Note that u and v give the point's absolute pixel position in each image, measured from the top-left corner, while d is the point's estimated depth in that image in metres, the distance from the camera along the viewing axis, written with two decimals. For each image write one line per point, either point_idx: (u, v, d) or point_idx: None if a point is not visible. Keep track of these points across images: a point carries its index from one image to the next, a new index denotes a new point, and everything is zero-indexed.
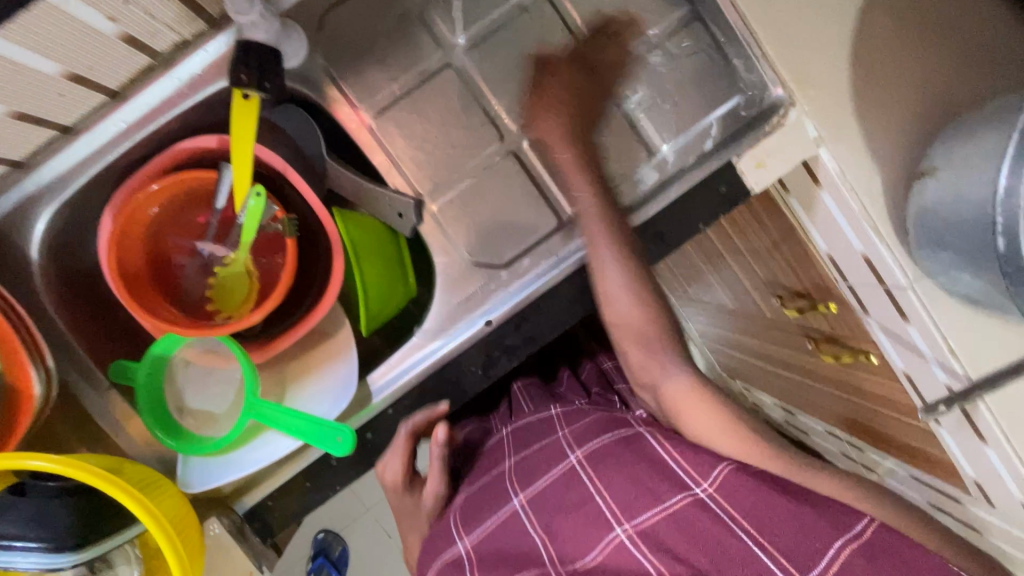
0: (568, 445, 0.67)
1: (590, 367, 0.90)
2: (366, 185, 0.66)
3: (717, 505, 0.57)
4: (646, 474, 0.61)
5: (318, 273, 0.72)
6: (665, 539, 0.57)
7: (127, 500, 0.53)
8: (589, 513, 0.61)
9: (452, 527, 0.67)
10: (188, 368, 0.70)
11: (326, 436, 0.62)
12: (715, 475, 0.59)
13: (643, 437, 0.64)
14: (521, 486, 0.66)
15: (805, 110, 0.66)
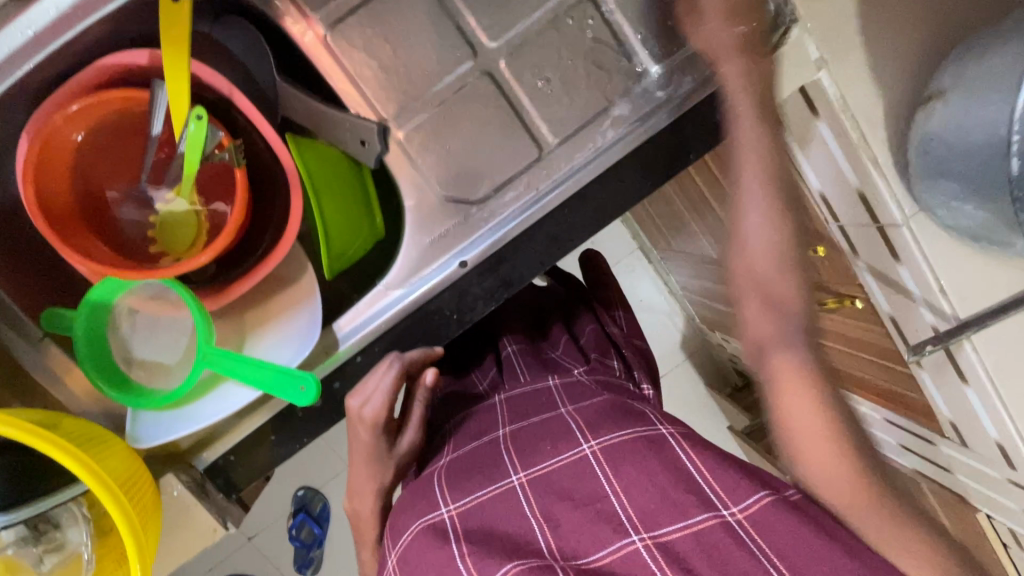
0: (580, 430, 0.50)
1: (592, 331, 0.73)
2: (321, 108, 0.58)
3: (749, 536, 0.43)
4: (674, 481, 0.46)
5: (274, 210, 0.65)
6: (690, 559, 0.43)
7: (64, 456, 0.48)
8: (598, 514, 0.46)
9: (437, 486, 0.52)
10: (135, 316, 0.64)
11: (288, 385, 0.57)
12: (753, 500, 0.45)
13: (670, 438, 0.49)
14: (521, 462, 0.50)
15: (806, 27, 0.60)
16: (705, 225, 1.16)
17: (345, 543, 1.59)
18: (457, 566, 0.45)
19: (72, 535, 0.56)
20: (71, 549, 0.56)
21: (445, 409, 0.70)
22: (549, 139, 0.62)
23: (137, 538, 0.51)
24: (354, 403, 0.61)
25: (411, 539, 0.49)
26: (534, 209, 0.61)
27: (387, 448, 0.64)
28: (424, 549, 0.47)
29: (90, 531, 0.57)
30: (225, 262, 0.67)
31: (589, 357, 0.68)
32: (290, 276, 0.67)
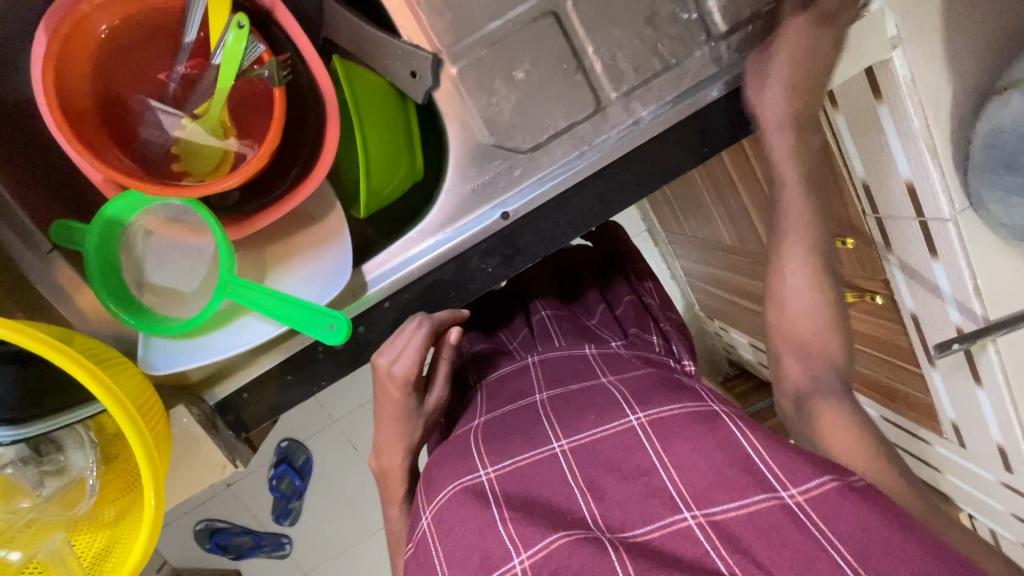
0: (626, 402, 0.52)
1: (629, 303, 0.77)
2: (372, 33, 0.56)
3: (807, 516, 0.42)
4: (725, 458, 0.46)
5: (307, 141, 0.62)
6: (746, 539, 0.42)
7: (80, 373, 0.45)
8: (646, 487, 0.46)
9: (473, 450, 0.53)
10: (150, 238, 0.60)
11: (317, 322, 0.55)
12: (810, 483, 0.44)
13: (722, 415, 0.49)
14: (562, 430, 0.51)
15: (889, 1, 0.58)
16: (724, 210, 1.15)
17: (326, 497, 1.59)
18: (496, 529, 0.45)
19: (77, 459, 0.54)
20: (76, 474, 0.54)
21: (477, 368, 0.72)
22: (609, 93, 0.59)
23: (151, 466, 0.48)
24: (383, 360, 0.58)
25: (447, 499, 0.49)
26: (583, 167, 0.60)
27: (415, 408, 0.62)
28: (460, 510, 0.47)
29: (96, 457, 0.55)
30: (250, 191, 0.63)
31: (628, 330, 0.72)
32: (318, 212, 0.64)
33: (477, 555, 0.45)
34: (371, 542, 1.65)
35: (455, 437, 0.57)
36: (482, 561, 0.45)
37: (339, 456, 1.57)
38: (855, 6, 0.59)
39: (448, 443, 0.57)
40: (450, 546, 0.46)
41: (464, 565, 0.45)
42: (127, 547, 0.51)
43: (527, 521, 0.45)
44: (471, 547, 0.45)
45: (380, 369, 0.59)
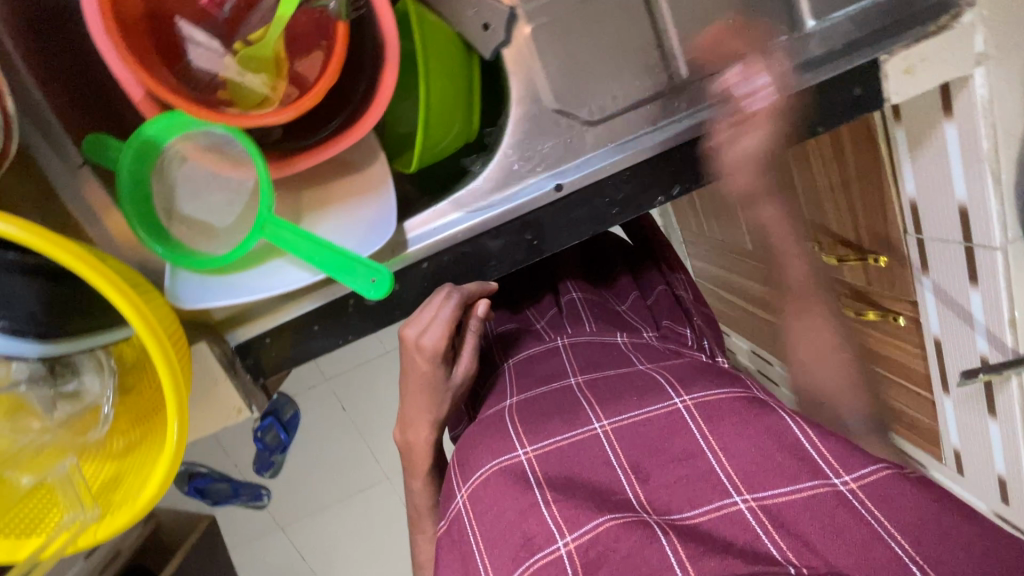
0: (671, 386, 0.58)
1: (662, 294, 0.81)
2: None
3: (857, 501, 0.47)
4: (771, 443, 0.51)
5: (361, 84, 0.59)
6: (792, 521, 0.48)
7: (114, 295, 0.43)
8: (694, 471, 0.51)
9: (513, 430, 0.58)
10: (186, 165, 0.58)
11: (358, 274, 0.53)
12: (862, 472, 0.49)
13: (773, 406, 0.54)
14: (603, 412, 0.57)
15: (983, 15, 0.56)
16: (751, 215, 1.13)
17: (309, 455, 1.58)
18: (542, 510, 0.51)
19: (93, 385, 0.52)
20: (91, 401, 0.52)
21: (502, 344, 0.76)
22: (683, 74, 0.56)
23: (177, 401, 0.46)
24: (412, 331, 0.59)
25: (485, 477, 0.55)
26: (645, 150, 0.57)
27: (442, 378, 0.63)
28: (505, 489, 0.54)
29: (113, 385, 0.52)
30: (294, 130, 0.61)
31: (661, 322, 0.77)
32: (362, 159, 0.61)
33: (520, 533, 0.51)
34: (350, 505, 1.66)
35: (487, 416, 0.63)
36: (525, 540, 0.51)
37: (328, 416, 1.56)
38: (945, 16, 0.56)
39: (480, 420, 0.62)
40: (494, 520, 0.53)
41: (505, 543, 0.51)
42: (142, 479, 0.49)
43: (573, 499, 0.52)
44: (511, 525, 0.52)
45: (410, 341, 0.60)
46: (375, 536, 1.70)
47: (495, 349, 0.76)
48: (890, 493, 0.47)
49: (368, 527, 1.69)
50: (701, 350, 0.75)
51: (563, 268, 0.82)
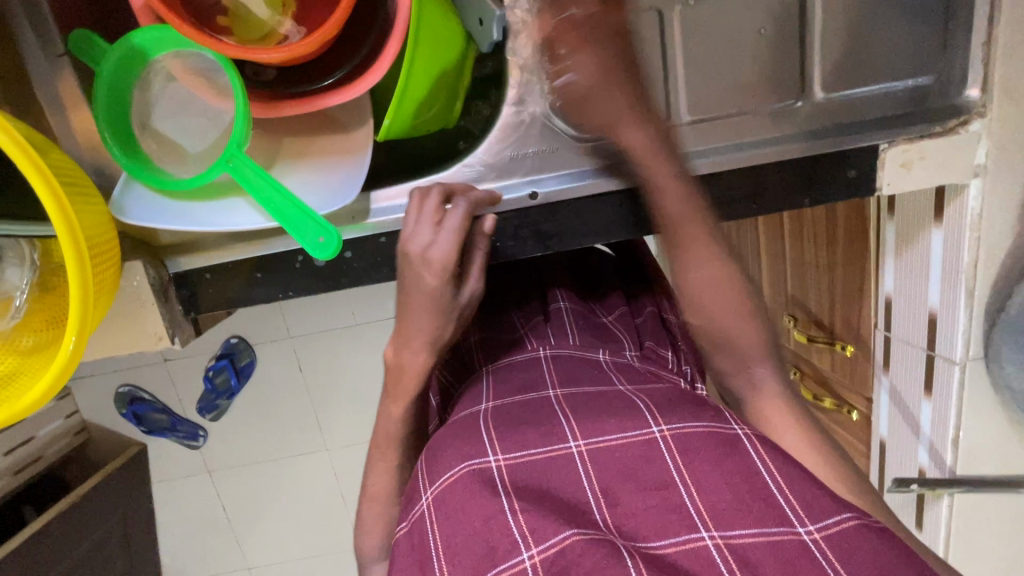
0: (650, 412, 0.54)
1: (649, 317, 0.78)
2: None
3: (824, 552, 0.44)
4: (741, 480, 0.48)
5: (365, 46, 0.58)
6: (758, 562, 0.44)
7: (40, 188, 0.41)
8: (666, 501, 0.48)
9: (484, 433, 0.54)
10: (171, 82, 0.57)
11: (307, 230, 0.52)
12: (828, 517, 0.46)
13: (745, 438, 0.51)
14: (580, 431, 0.53)
15: (989, 128, 0.56)
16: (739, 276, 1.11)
17: (252, 406, 1.56)
18: (505, 519, 0.48)
19: (11, 275, 0.51)
20: (5, 290, 0.51)
21: (481, 346, 0.72)
22: (683, 114, 0.56)
23: (81, 310, 0.45)
24: (414, 245, 0.53)
25: (452, 480, 0.52)
26: (620, 184, 0.57)
27: None
28: (467, 496, 0.50)
29: (32, 280, 0.51)
30: (289, 74, 0.59)
31: (644, 341, 0.74)
32: (349, 121, 0.60)
33: (483, 542, 0.48)
34: (280, 466, 1.63)
35: (459, 418, 0.59)
36: (488, 549, 0.48)
37: (278, 373, 1.53)
38: (953, 120, 0.56)
39: (453, 421, 0.59)
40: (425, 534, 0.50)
41: (466, 550, 0.48)
42: (31, 381, 0.48)
43: (540, 513, 0.48)
44: (473, 533, 0.48)
45: (412, 256, 0.53)
46: (298, 503, 1.68)
47: (473, 356, 0.72)
48: (851, 547, 0.43)
49: (293, 492, 1.66)
50: (682, 375, 0.72)
51: (549, 269, 0.78)
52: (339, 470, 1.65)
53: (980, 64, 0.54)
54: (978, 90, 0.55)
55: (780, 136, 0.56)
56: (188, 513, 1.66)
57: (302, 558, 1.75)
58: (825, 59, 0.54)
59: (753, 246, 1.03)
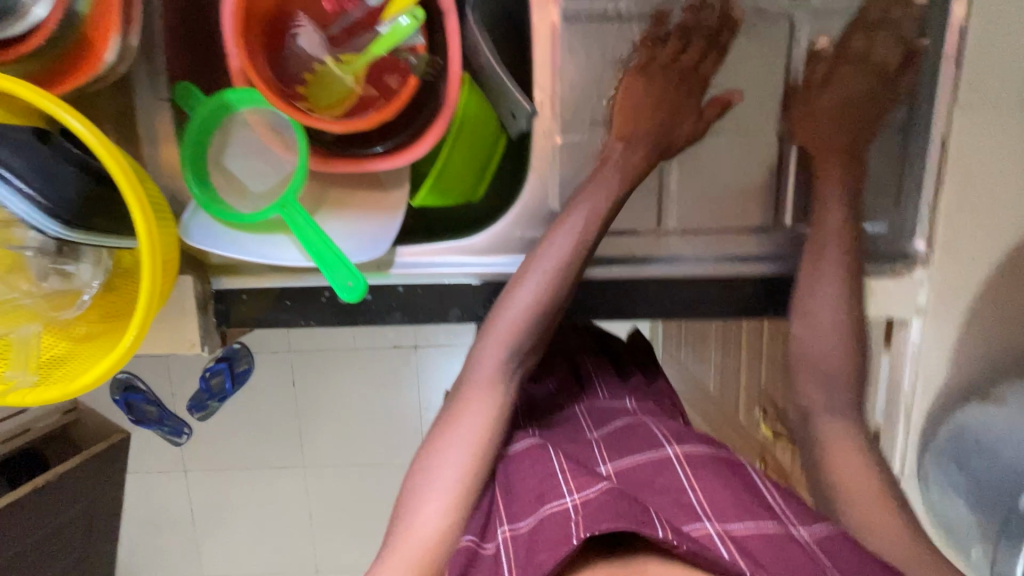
0: (667, 439, 0.65)
1: (665, 385, 0.85)
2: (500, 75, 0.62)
3: (808, 548, 0.54)
4: (746, 491, 0.59)
5: (413, 124, 0.68)
6: (752, 550, 0.54)
7: (138, 214, 0.51)
8: (679, 500, 0.58)
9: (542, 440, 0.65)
10: (247, 130, 0.67)
11: (337, 274, 0.61)
12: (810, 523, 0.57)
13: (745, 466, 0.63)
14: (611, 455, 0.65)
15: (932, 277, 0.64)
16: (720, 362, 1.18)
17: (242, 412, 1.62)
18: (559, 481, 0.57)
19: (85, 273, 0.59)
20: (76, 286, 0.59)
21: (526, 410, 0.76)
22: (671, 221, 0.67)
23: (144, 316, 0.53)
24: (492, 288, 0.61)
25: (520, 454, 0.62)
26: (629, 272, 0.68)
27: None
28: (528, 465, 0.60)
29: (101, 280, 0.60)
30: (347, 137, 0.69)
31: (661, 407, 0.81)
32: (388, 181, 0.70)
33: (535, 492, 0.57)
34: (257, 475, 1.66)
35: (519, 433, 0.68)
36: (540, 497, 0.56)
37: (274, 384, 1.60)
38: (899, 265, 0.66)
39: None
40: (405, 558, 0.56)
41: (524, 499, 0.57)
42: (82, 368, 0.56)
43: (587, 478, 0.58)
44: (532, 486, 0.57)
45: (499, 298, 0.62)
46: (266, 515, 1.69)
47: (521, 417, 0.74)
48: (831, 544, 0.55)
49: (263, 504, 1.68)
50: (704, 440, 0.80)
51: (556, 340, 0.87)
52: (313, 489, 1.68)
53: (926, 222, 0.64)
54: (924, 243, 0.64)
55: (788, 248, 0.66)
56: (159, 507, 1.69)
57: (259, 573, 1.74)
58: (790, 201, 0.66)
59: (735, 337, 1.10)
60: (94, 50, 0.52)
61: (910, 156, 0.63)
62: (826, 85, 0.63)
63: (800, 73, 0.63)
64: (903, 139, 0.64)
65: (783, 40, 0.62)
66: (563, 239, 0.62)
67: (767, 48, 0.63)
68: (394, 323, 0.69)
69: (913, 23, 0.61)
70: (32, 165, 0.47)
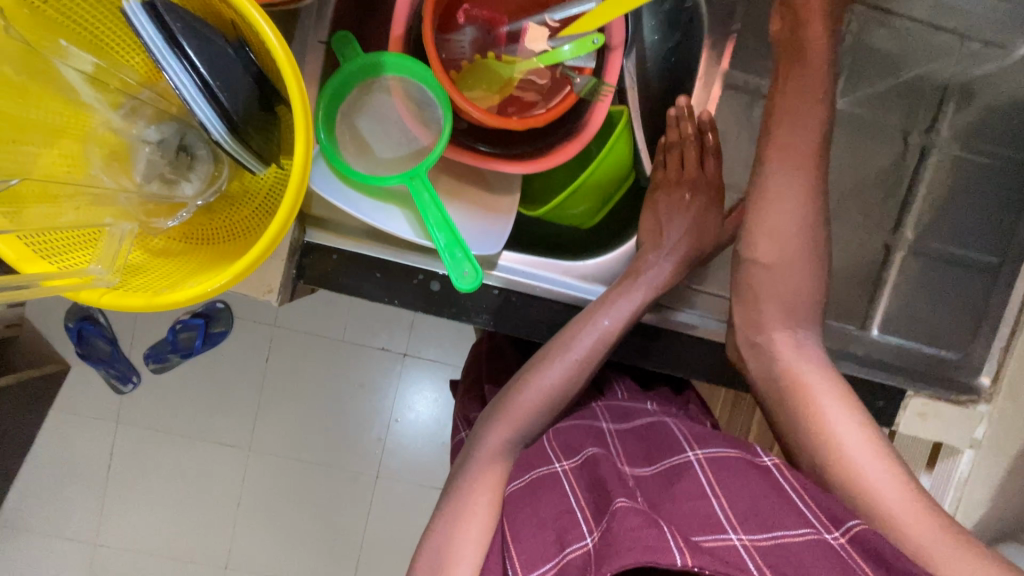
0: (687, 441, 0.59)
1: (691, 395, 0.80)
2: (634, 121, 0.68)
3: (850, 556, 0.48)
4: (774, 494, 0.52)
5: (548, 139, 0.68)
6: (783, 564, 0.47)
7: (299, 140, 0.47)
8: (700, 509, 0.51)
9: (552, 451, 0.59)
10: (385, 96, 0.65)
11: (456, 264, 0.60)
12: (850, 524, 0.50)
13: (773, 466, 0.55)
14: (630, 462, 0.59)
15: (992, 412, 0.69)
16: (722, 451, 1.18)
17: (205, 375, 1.49)
18: (574, 517, 0.51)
19: (189, 189, 0.55)
20: (177, 198, 0.54)
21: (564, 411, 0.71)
22: None
23: (266, 247, 0.49)
24: (592, 317, 0.63)
25: (522, 485, 0.56)
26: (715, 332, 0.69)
27: None
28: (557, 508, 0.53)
29: (207, 201, 0.55)
30: (476, 130, 0.68)
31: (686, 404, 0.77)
32: (499, 185, 0.69)
33: (552, 533, 0.50)
34: (197, 446, 1.50)
35: (530, 448, 0.61)
36: (556, 541, 0.50)
37: (251, 353, 1.49)
38: (966, 395, 0.69)
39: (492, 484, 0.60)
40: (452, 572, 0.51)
41: (536, 543, 0.50)
42: (171, 284, 0.51)
43: (590, 497, 0.52)
44: (544, 525, 0.51)
45: (597, 327, 0.62)
46: (192, 494, 1.52)
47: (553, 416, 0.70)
48: (871, 546, 0.48)
49: (194, 481, 1.51)
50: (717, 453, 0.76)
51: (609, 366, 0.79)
52: (253, 477, 1.52)
53: (994, 361, 0.69)
54: (989, 379, 0.69)
55: (871, 358, 0.70)
56: (69, 457, 1.49)
57: (158, 559, 1.53)
58: (887, 308, 0.71)
59: None
60: None
61: (994, 296, 0.70)
62: (937, 213, 0.71)
63: (920, 196, 0.71)
64: (992, 281, 0.70)
65: (906, 166, 0.71)
66: (667, 283, 0.65)
67: (887, 164, 0.71)
68: (476, 324, 0.67)
69: (1017, 187, 0.71)
70: (217, 59, 0.45)
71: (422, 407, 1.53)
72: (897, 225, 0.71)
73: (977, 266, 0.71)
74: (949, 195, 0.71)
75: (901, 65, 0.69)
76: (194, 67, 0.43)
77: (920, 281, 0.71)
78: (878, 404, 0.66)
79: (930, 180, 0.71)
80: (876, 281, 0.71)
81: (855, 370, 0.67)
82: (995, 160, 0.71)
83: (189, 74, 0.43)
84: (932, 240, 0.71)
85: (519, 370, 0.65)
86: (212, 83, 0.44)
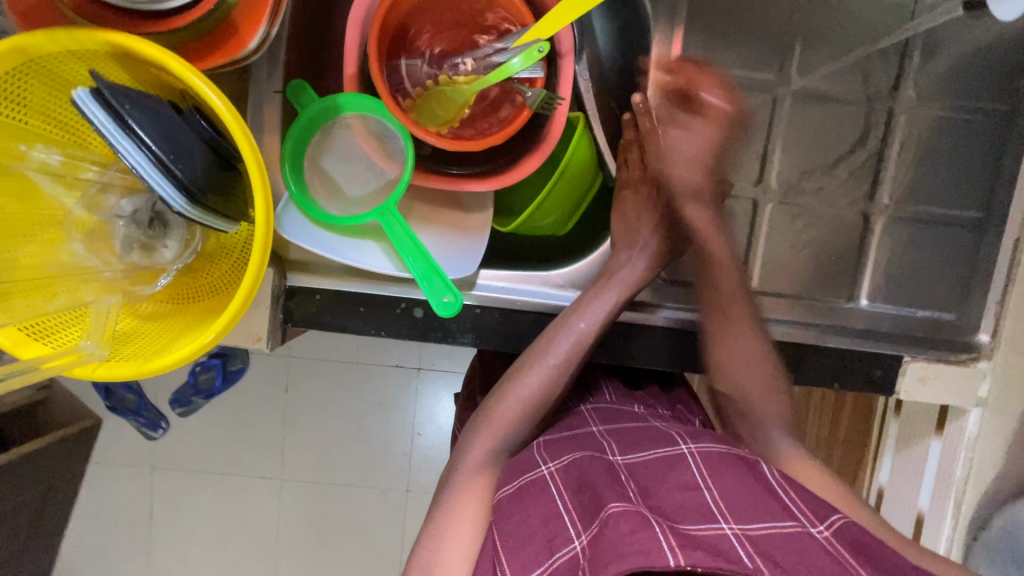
0: (681, 438, 0.60)
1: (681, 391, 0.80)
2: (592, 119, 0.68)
3: (835, 547, 0.49)
4: (763, 490, 0.53)
5: (513, 152, 0.69)
6: (777, 556, 0.48)
7: (257, 197, 0.49)
8: (692, 501, 0.52)
9: (538, 453, 0.60)
10: (347, 133, 0.66)
11: (435, 289, 0.61)
12: (831, 518, 0.51)
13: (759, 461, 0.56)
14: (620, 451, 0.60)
15: (995, 368, 0.67)
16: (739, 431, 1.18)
17: (227, 413, 1.53)
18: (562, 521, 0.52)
19: (167, 253, 0.57)
20: (157, 264, 0.56)
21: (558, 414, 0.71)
22: (755, 282, 0.71)
23: (242, 302, 0.50)
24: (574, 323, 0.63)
25: (512, 491, 0.56)
26: None
27: None
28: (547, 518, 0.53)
29: (185, 263, 0.57)
30: (443, 153, 0.69)
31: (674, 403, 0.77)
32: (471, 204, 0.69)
33: (543, 537, 0.52)
34: (230, 482, 1.55)
35: (518, 455, 0.62)
36: (547, 545, 0.51)
37: (268, 386, 1.53)
38: (965, 354, 0.68)
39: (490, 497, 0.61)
40: None
41: (527, 548, 0.51)
42: (160, 349, 0.53)
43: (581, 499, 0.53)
44: (532, 531, 0.52)
45: (579, 334, 0.63)
46: (231, 527, 1.56)
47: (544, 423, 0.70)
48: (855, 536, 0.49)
49: (231, 515, 1.56)
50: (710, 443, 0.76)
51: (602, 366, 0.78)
52: (286, 505, 1.56)
53: (992, 317, 0.67)
54: (989, 335, 0.67)
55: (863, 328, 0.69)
56: (110, 505, 1.54)
57: None
58: (872, 277, 0.71)
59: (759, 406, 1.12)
60: (239, 34, 0.53)
61: (982, 252, 0.69)
62: (914, 175, 0.70)
63: (895, 161, 0.70)
64: (979, 236, 0.70)
65: (878, 131, 0.70)
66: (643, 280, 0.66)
67: (858, 133, 0.70)
68: (464, 345, 0.67)
69: (994, 139, 0.69)
70: (167, 134, 0.46)
71: (439, 419, 1.56)
72: (874, 191, 0.71)
73: (961, 224, 0.70)
74: (924, 156, 0.70)
75: (860, 31, 0.68)
76: (145, 144, 0.45)
77: (904, 244, 0.71)
78: (876, 375, 0.66)
79: (903, 142, 0.70)
80: (860, 250, 0.71)
81: (846, 342, 0.66)
82: (969, 114, 0.69)
83: (141, 152, 0.45)
84: (912, 203, 0.71)
85: (503, 378, 0.65)
86: (165, 158, 0.45)
